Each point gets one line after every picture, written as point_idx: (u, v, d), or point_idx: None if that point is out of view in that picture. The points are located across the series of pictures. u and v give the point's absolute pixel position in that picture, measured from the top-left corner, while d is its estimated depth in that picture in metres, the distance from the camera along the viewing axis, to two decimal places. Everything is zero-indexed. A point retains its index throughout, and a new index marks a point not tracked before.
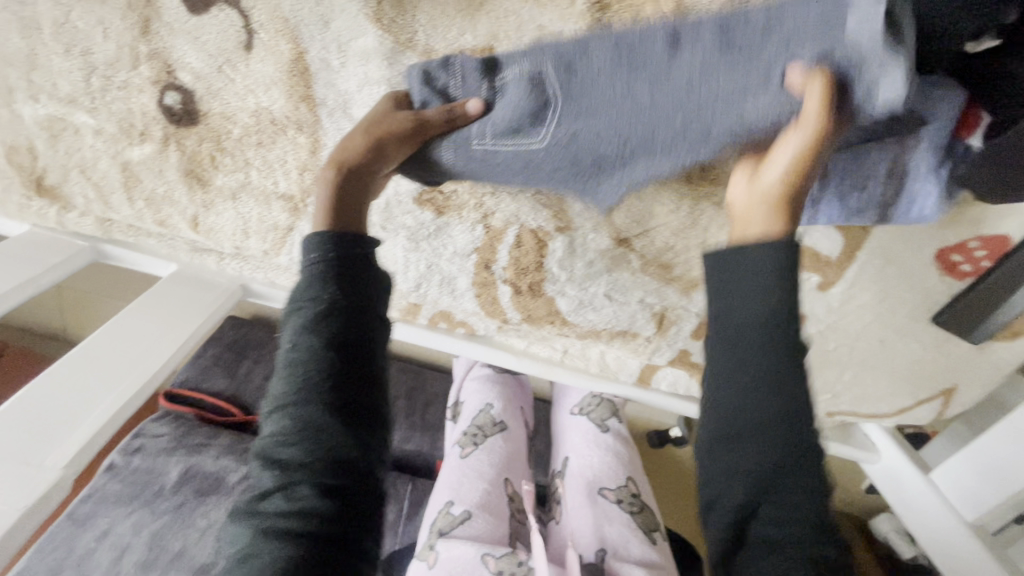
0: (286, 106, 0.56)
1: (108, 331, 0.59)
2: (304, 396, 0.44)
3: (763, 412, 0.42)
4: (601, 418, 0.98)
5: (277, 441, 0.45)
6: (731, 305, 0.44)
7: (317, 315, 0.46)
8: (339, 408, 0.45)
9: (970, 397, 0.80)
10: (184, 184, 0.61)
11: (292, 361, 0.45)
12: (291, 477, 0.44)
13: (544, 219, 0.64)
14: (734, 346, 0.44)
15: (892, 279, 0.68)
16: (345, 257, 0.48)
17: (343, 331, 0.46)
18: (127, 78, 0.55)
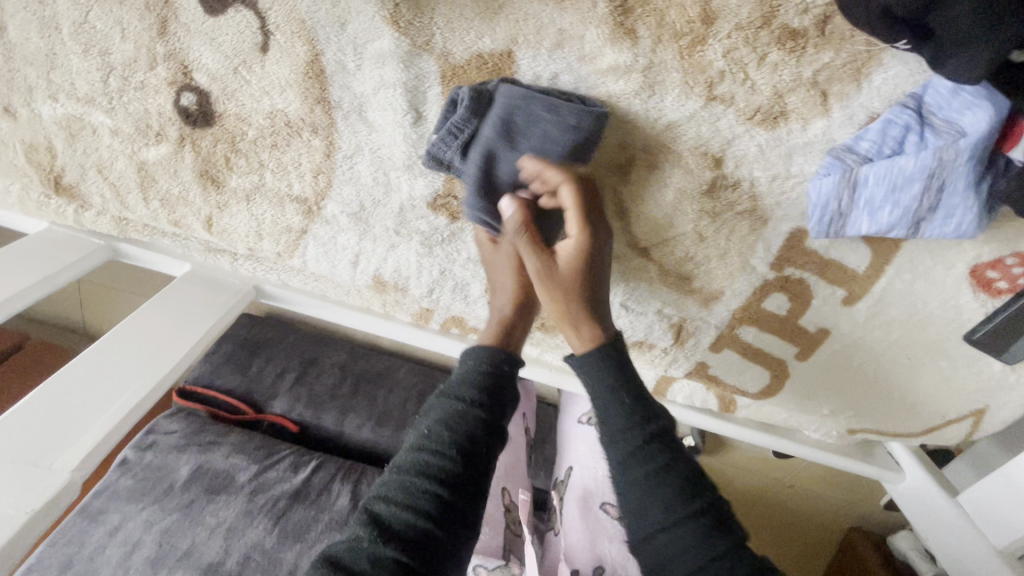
0: (300, 108, 0.56)
1: (123, 331, 0.59)
2: (427, 478, 0.51)
3: (661, 489, 0.52)
4: None
5: (386, 509, 0.51)
6: (605, 418, 0.55)
7: (458, 414, 0.53)
8: (447, 501, 0.50)
9: (1001, 419, 0.77)
10: (199, 185, 0.61)
11: (428, 444, 0.53)
12: (381, 542, 0.48)
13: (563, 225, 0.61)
14: (619, 456, 0.55)
15: (921, 295, 0.66)
16: (496, 372, 0.56)
17: (475, 435, 0.53)
18: (144, 79, 0.55)
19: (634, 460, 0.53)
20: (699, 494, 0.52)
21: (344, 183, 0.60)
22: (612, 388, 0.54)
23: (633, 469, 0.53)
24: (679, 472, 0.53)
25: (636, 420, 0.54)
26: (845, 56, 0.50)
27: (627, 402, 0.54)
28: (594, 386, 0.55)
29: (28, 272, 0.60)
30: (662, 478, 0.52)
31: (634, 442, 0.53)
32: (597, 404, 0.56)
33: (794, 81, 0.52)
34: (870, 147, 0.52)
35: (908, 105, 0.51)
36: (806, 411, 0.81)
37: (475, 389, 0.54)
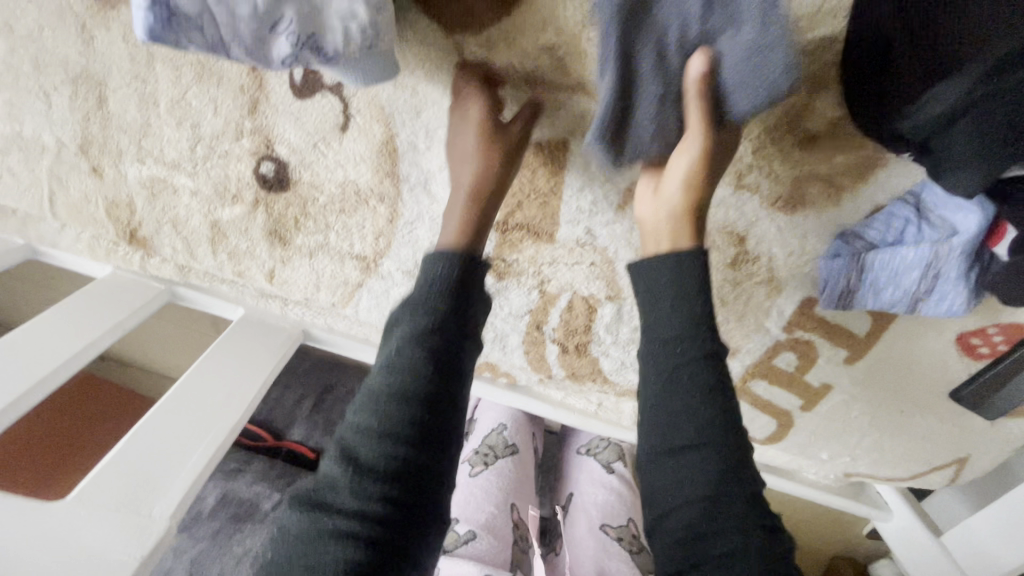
0: (371, 180, 0.61)
1: (189, 383, 0.63)
2: (378, 433, 0.49)
3: (701, 411, 0.51)
4: (608, 461, 1.01)
5: (342, 467, 0.49)
6: (662, 315, 0.53)
7: (421, 334, 0.51)
8: (419, 427, 0.48)
9: (980, 467, 0.85)
10: (267, 242, 0.66)
11: (393, 372, 0.50)
12: (359, 477, 0.47)
13: (598, 287, 0.69)
14: (664, 369, 0.53)
15: (913, 357, 0.74)
16: (463, 275, 0.52)
17: (443, 355, 0.51)
18: (228, 148, 0.60)
19: (684, 376, 0.52)
20: (729, 431, 0.51)
21: (403, 246, 0.66)
22: (686, 294, 0.52)
23: (675, 381, 0.53)
24: (720, 401, 0.52)
25: (700, 336, 0.52)
26: (856, 157, 0.58)
27: (697, 316, 0.52)
28: (664, 289, 0.53)
29: (97, 320, 0.63)
30: (708, 399, 0.51)
31: (694, 354, 0.52)
32: (653, 311, 0.54)
33: (812, 175, 0.60)
34: (874, 236, 0.60)
35: (907, 201, 0.59)
36: (806, 456, 0.88)
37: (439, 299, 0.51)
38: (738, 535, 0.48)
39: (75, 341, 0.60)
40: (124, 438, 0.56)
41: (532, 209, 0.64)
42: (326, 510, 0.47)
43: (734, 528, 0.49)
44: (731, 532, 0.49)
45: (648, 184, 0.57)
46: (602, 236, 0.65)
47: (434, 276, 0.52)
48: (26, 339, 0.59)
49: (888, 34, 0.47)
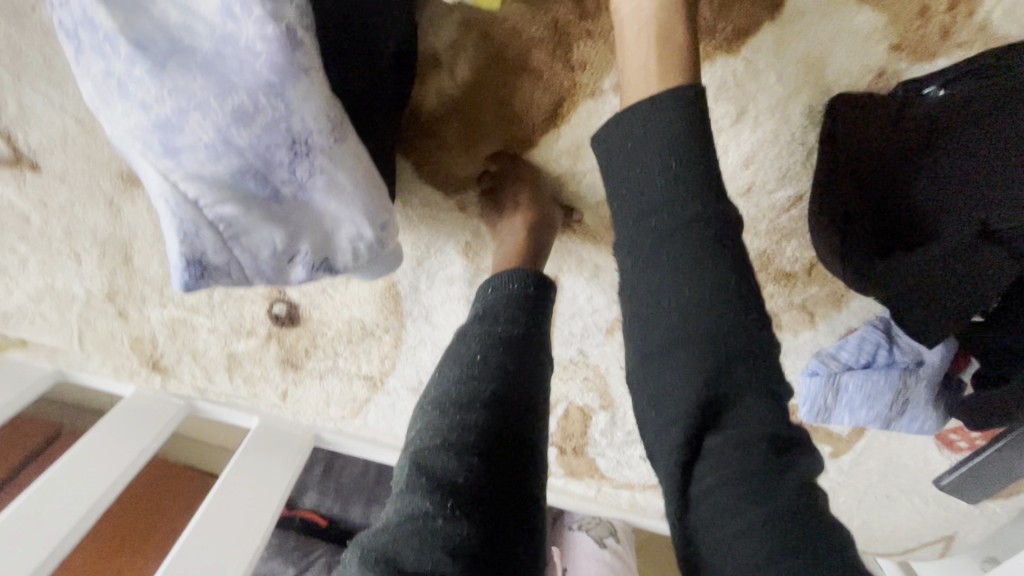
0: (376, 316, 0.66)
1: (212, 506, 0.66)
2: (460, 444, 0.39)
3: (687, 307, 0.34)
4: (600, 536, 0.99)
5: (422, 505, 0.37)
6: (631, 182, 0.35)
7: (496, 341, 0.44)
8: (504, 456, 0.39)
9: (970, 542, 0.88)
10: (280, 368, 0.70)
11: (469, 386, 0.42)
12: (452, 524, 0.36)
13: (591, 397, 0.73)
14: (640, 257, 0.35)
15: (896, 449, 0.77)
16: (535, 296, 0.47)
17: (525, 368, 0.43)
18: (244, 293, 0.65)
19: (670, 259, 0.34)
20: (738, 341, 0.33)
21: (407, 367, 0.70)
22: (663, 158, 0.34)
23: (655, 275, 0.35)
24: (735, 286, 0.34)
25: (693, 208, 0.34)
26: (828, 289, 0.62)
27: (687, 194, 0.34)
28: (620, 153, 0.36)
29: (130, 443, 0.66)
30: (708, 295, 0.34)
31: (678, 236, 0.34)
32: (627, 183, 0.35)
33: (787, 305, 0.64)
34: (849, 358, 0.63)
35: (877, 325, 0.63)
36: None
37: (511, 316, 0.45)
38: (754, 485, 0.33)
39: (113, 468, 0.63)
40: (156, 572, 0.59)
41: None
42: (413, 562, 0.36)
43: (746, 464, 0.33)
44: (744, 479, 0.33)
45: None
46: (594, 354, 0.69)
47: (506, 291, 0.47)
48: (59, 475, 0.61)
49: (845, 205, 0.51)
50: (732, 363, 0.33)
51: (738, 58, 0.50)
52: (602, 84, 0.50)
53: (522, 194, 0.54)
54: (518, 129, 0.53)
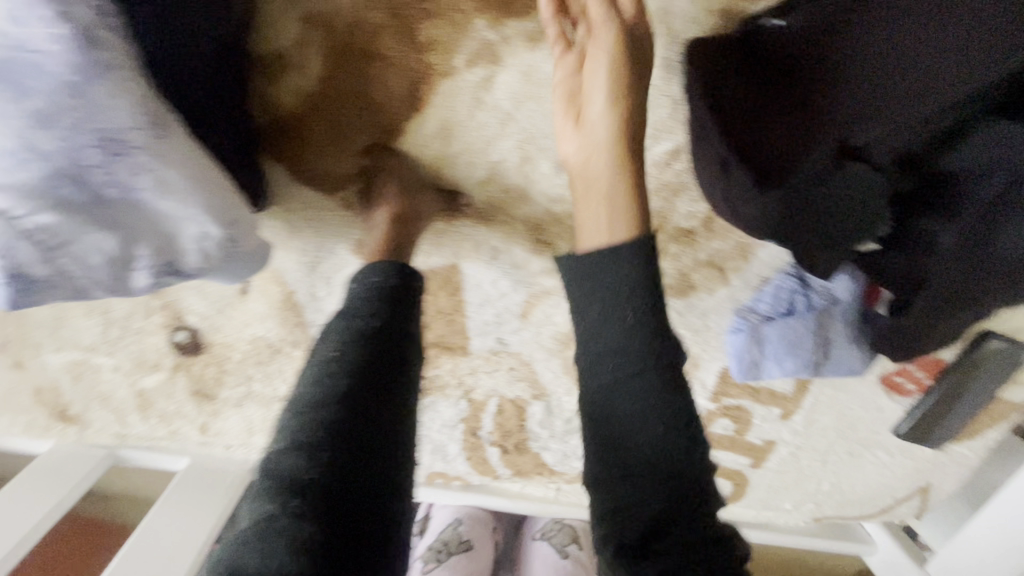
0: (280, 331, 0.63)
1: (135, 545, 0.62)
2: (310, 442, 0.39)
3: (638, 421, 0.38)
4: (562, 544, 0.94)
5: (268, 509, 0.37)
6: (594, 313, 0.40)
7: (355, 337, 0.44)
8: (356, 444, 0.40)
9: (945, 492, 0.85)
10: (194, 400, 0.68)
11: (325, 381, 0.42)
12: (295, 521, 0.36)
13: (521, 388, 0.70)
14: (600, 380, 0.40)
15: (845, 401, 0.75)
16: (394, 289, 0.48)
17: (382, 358, 0.44)
18: (141, 325, 0.62)
19: (619, 377, 0.39)
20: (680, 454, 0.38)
21: None
22: (620, 297, 0.39)
23: (613, 393, 0.39)
24: (681, 411, 0.38)
25: (644, 333, 0.39)
26: (732, 243, 0.61)
27: (636, 324, 0.39)
28: (585, 288, 0.40)
29: (45, 494, 0.63)
30: (657, 416, 0.38)
31: (633, 359, 0.39)
32: (587, 318, 0.40)
33: (695, 264, 0.62)
34: (767, 309, 0.62)
35: (789, 272, 0.61)
36: (772, 508, 0.87)
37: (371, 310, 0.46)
38: None
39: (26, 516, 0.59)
40: None
41: (439, 327, 0.66)
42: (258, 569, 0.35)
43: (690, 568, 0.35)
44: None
45: (567, 118, 0.46)
46: (514, 342, 0.67)
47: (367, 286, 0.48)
48: None
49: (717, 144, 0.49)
50: (674, 472, 0.37)
51: None
52: (454, 62, 0.50)
53: (391, 190, 0.55)
54: (384, 118, 0.53)
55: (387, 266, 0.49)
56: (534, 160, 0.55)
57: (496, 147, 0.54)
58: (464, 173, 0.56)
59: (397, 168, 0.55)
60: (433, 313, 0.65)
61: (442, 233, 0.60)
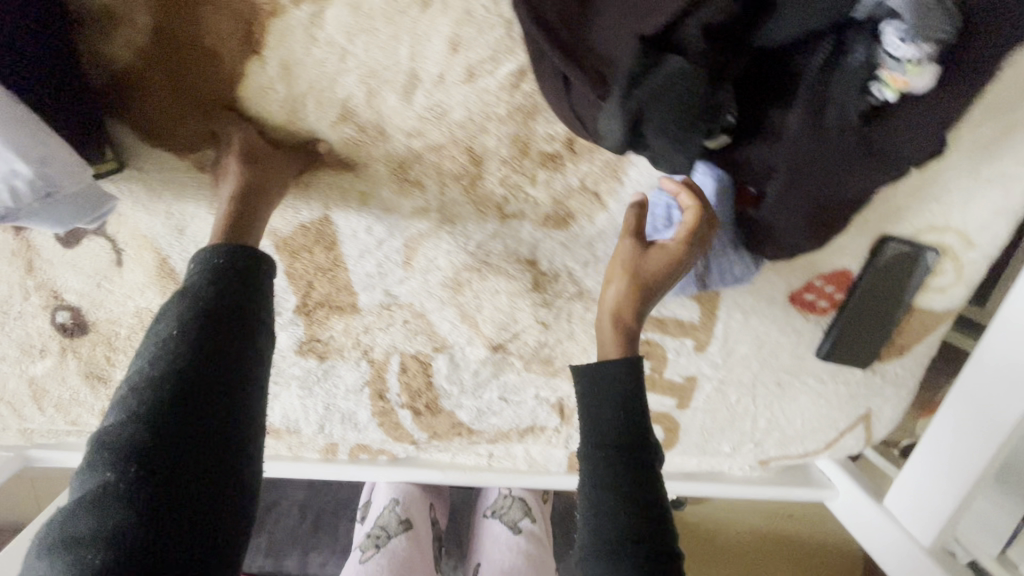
0: (162, 301, 0.63)
1: None
2: (140, 413, 0.40)
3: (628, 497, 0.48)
4: (514, 520, 0.91)
5: (98, 479, 0.38)
6: (601, 412, 0.52)
7: (188, 315, 0.43)
8: (183, 413, 0.40)
9: (887, 420, 0.82)
10: (88, 385, 0.67)
11: (157, 359, 0.42)
12: (121, 480, 0.38)
13: (420, 342, 0.69)
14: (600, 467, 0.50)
15: (759, 326, 0.73)
16: (236, 266, 0.46)
17: (223, 335, 0.43)
18: (21, 308, 0.62)
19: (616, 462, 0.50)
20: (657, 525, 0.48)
21: None
22: (621, 400, 0.52)
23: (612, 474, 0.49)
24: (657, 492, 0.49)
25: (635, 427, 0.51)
26: (600, 164, 0.60)
27: (627, 417, 0.51)
28: (598, 393, 0.53)
29: None
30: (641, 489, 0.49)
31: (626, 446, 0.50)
32: (596, 417, 0.52)
33: (568, 190, 0.62)
34: (645, 228, 0.62)
35: (662, 188, 0.61)
36: (712, 453, 0.84)
37: (209, 286, 0.44)
38: None
39: None
40: None
41: (323, 286, 0.65)
42: (86, 532, 0.37)
43: None
44: None
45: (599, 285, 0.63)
46: (404, 293, 0.66)
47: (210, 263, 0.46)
48: None
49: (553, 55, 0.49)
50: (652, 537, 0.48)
51: None
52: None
53: (233, 160, 0.54)
54: (218, 66, 0.52)
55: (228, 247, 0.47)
56: (381, 94, 0.55)
57: (339, 84, 0.54)
58: (315, 117, 0.56)
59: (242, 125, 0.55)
60: (314, 271, 0.64)
61: (305, 182, 0.59)
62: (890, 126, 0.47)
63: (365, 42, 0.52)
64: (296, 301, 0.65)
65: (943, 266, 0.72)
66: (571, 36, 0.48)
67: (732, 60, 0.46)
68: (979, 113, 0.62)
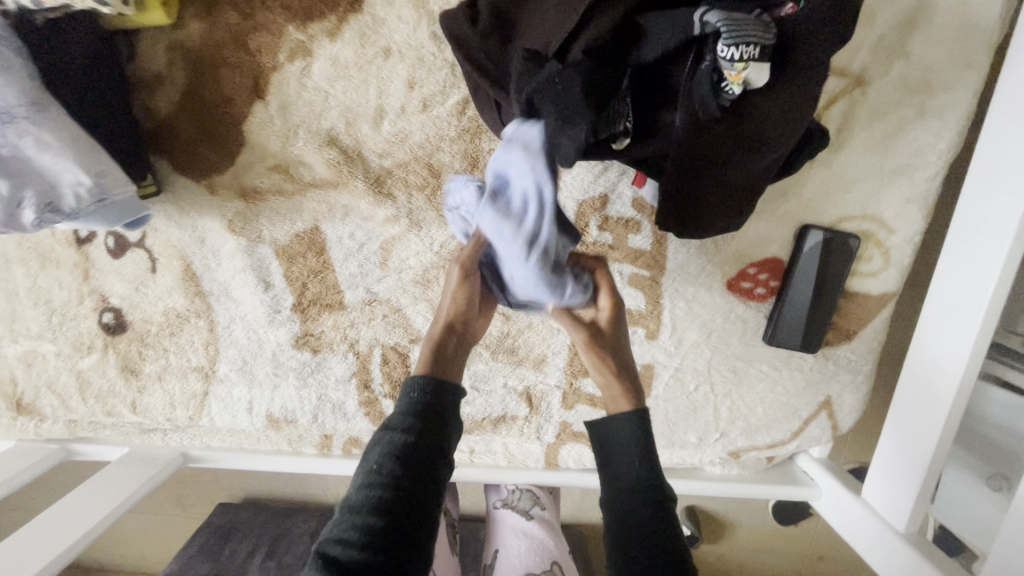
0: (186, 301, 0.77)
1: (74, 496, 0.74)
2: (364, 525, 0.50)
3: (640, 512, 0.57)
4: (525, 507, 0.94)
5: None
6: (614, 455, 0.62)
7: (401, 444, 0.54)
8: (392, 531, 0.50)
9: (848, 406, 0.85)
10: (123, 377, 0.80)
11: (373, 479, 0.52)
12: None
13: (398, 334, 0.79)
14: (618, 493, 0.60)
15: (703, 313, 0.81)
16: (435, 401, 0.57)
17: (424, 464, 0.54)
18: (76, 310, 0.77)
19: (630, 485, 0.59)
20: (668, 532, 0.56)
21: (228, 347, 0.79)
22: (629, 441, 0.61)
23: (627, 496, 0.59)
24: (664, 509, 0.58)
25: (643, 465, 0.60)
26: None
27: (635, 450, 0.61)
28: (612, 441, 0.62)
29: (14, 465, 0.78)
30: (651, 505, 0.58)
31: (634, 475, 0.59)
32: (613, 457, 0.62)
33: None
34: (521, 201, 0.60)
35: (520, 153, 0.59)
36: (680, 444, 0.89)
37: (414, 419, 0.56)
38: None
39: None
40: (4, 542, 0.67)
41: (315, 286, 0.76)
42: None
43: None
44: None
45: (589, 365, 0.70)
46: (382, 289, 0.77)
47: (412, 398, 0.57)
48: None
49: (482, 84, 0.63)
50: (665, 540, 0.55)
51: (365, 13, 0.66)
52: (278, 58, 0.67)
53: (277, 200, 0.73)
54: (233, 109, 0.69)
55: (428, 384, 0.58)
56: (358, 125, 0.71)
57: (324, 118, 0.70)
58: (306, 145, 0.71)
59: (251, 154, 0.72)
60: (307, 274, 0.76)
61: (299, 197, 0.73)
62: (752, 115, 0.58)
63: (341, 87, 0.69)
64: (293, 300, 0.77)
65: (869, 251, 0.79)
66: (496, 70, 0.62)
67: (615, 75, 0.57)
68: (864, 114, 0.73)
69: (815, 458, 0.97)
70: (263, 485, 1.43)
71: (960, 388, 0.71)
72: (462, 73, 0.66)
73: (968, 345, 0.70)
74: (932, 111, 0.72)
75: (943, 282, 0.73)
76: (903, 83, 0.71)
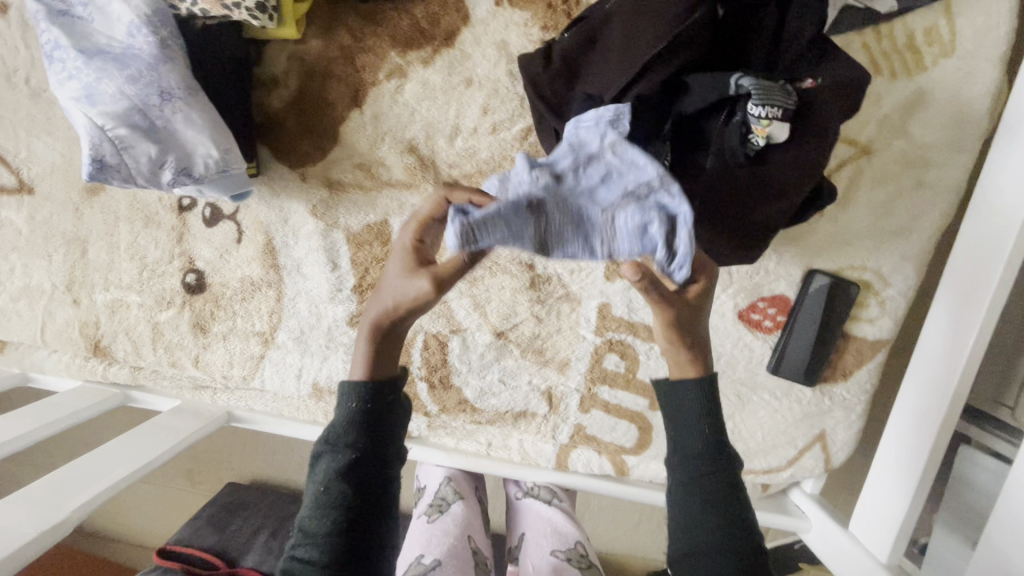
0: (261, 271, 0.87)
1: (135, 433, 0.82)
2: (320, 539, 0.58)
3: (701, 477, 0.61)
4: (548, 495, 1.01)
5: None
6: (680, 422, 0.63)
7: (339, 462, 0.59)
8: (345, 541, 0.58)
9: (841, 442, 0.93)
10: (192, 333, 0.90)
11: (323, 496, 0.59)
12: None
13: (441, 324, 0.90)
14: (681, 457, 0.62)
15: (715, 337, 0.91)
16: (370, 411, 0.60)
17: (365, 472, 0.59)
18: (165, 268, 0.89)
19: (694, 451, 0.62)
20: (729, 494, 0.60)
21: (290, 317, 0.89)
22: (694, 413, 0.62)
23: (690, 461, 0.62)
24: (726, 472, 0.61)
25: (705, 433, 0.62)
26: None
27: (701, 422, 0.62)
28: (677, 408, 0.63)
29: (84, 401, 0.87)
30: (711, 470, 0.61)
31: (697, 443, 0.61)
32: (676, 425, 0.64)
33: None
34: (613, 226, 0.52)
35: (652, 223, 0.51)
36: None
37: (350, 433, 0.60)
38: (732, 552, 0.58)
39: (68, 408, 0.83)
40: (72, 464, 0.74)
41: (375, 272, 0.86)
42: None
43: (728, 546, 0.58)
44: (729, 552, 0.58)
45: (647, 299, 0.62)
46: None
47: (346, 409, 0.61)
48: (39, 407, 0.82)
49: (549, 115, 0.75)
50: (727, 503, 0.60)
51: (456, 48, 0.79)
52: (379, 76, 0.81)
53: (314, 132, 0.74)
54: (333, 113, 0.82)
55: (365, 393, 0.60)
56: (435, 138, 0.83)
57: (408, 129, 0.83)
58: (389, 150, 0.83)
59: (341, 152, 0.84)
60: (370, 260, 0.86)
61: (375, 193, 0.85)
62: (771, 166, 0.69)
63: (425, 105, 0.82)
64: (354, 281, 0.87)
65: (868, 299, 0.87)
66: (560, 106, 0.74)
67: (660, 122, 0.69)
68: (869, 179, 0.84)
69: (808, 493, 1.02)
70: (273, 472, 1.47)
71: (939, 429, 0.79)
72: (529, 106, 0.78)
73: (948, 390, 0.78)
74: (929, 183, 0.83)
75: (928, 332, 0.82)
76: (902, 156, 0.83)
